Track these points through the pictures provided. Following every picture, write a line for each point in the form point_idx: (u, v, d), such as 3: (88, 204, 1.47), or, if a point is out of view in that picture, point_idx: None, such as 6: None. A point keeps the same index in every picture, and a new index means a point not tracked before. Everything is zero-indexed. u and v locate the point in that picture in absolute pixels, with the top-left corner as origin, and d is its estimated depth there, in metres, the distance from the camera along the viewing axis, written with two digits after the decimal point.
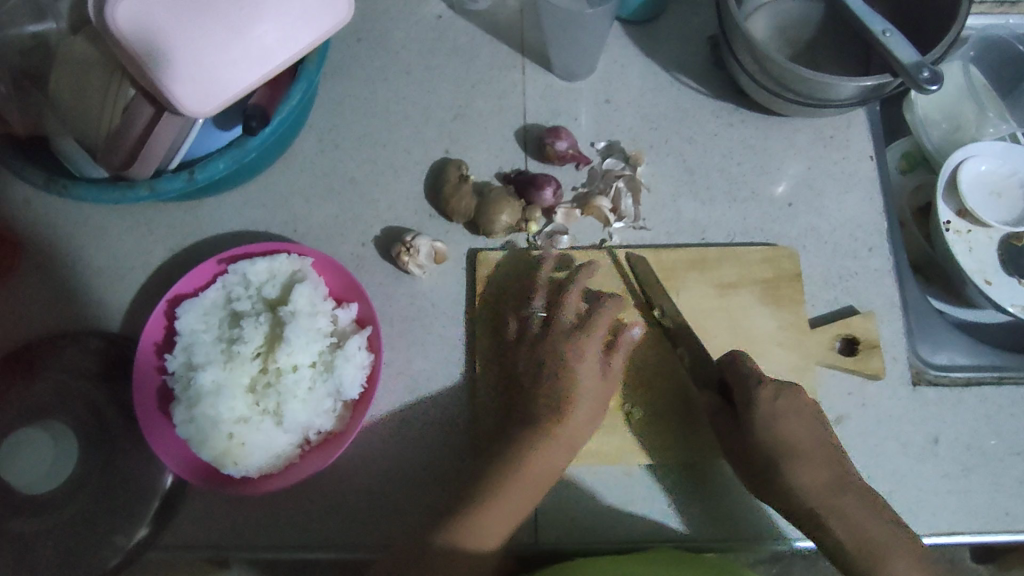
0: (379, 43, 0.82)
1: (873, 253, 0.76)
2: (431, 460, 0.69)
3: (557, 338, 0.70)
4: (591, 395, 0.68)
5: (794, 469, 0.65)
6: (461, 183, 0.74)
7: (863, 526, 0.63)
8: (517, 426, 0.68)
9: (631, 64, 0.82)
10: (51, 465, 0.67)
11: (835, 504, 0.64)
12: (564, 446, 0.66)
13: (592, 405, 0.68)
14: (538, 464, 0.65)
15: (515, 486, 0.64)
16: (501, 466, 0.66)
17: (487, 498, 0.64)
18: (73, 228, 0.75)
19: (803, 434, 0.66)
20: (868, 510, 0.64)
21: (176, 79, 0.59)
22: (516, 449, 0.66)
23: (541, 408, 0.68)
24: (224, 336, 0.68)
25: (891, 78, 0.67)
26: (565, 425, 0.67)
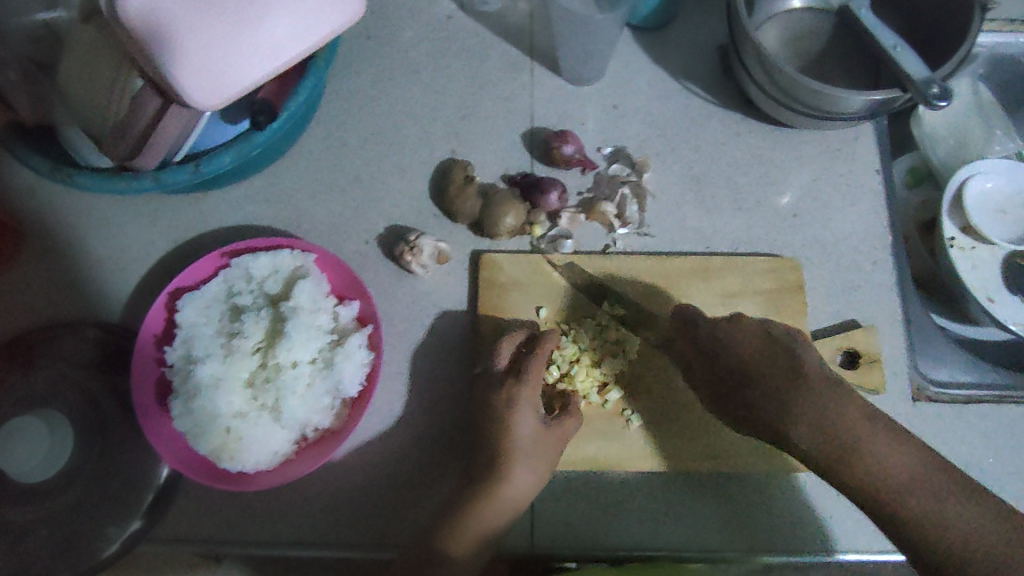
0: (388, 42, 0.82)
1: (877, 266, 0.76)
2: (432, 459, 0.69)
3: (500, 391, 0.66)
4: (525, 446, 0.64)
5: (772, 377, 0.63)
6: (466, 183, 0.74)
7: (839, 424, 0.59)
8: (481, 455, 0.65)
9: (640, 71, 0.82)
10: (46, 457, 0.66)
11: (796, 406, 0.61)
12: (528, 471, 0.63)
13: (529, 457, 0.64)
14: (506, 491, 0.63)
15: (486, 509, 0.62)
16: (472, 487, 0.63)
17: (459, 519, 0.62)
18: (76, 217, 0.75)
19: (752, 342, 0.65)
20: (843, 409, 0.60)
21: (185, 72, 0.59)
22: (480, 477, 0.64)
23: (492, 450, 0.64)
24: (225, 330, 0.68)
25: (900, 93, 0.67)
26: (516, 460, 0.63)
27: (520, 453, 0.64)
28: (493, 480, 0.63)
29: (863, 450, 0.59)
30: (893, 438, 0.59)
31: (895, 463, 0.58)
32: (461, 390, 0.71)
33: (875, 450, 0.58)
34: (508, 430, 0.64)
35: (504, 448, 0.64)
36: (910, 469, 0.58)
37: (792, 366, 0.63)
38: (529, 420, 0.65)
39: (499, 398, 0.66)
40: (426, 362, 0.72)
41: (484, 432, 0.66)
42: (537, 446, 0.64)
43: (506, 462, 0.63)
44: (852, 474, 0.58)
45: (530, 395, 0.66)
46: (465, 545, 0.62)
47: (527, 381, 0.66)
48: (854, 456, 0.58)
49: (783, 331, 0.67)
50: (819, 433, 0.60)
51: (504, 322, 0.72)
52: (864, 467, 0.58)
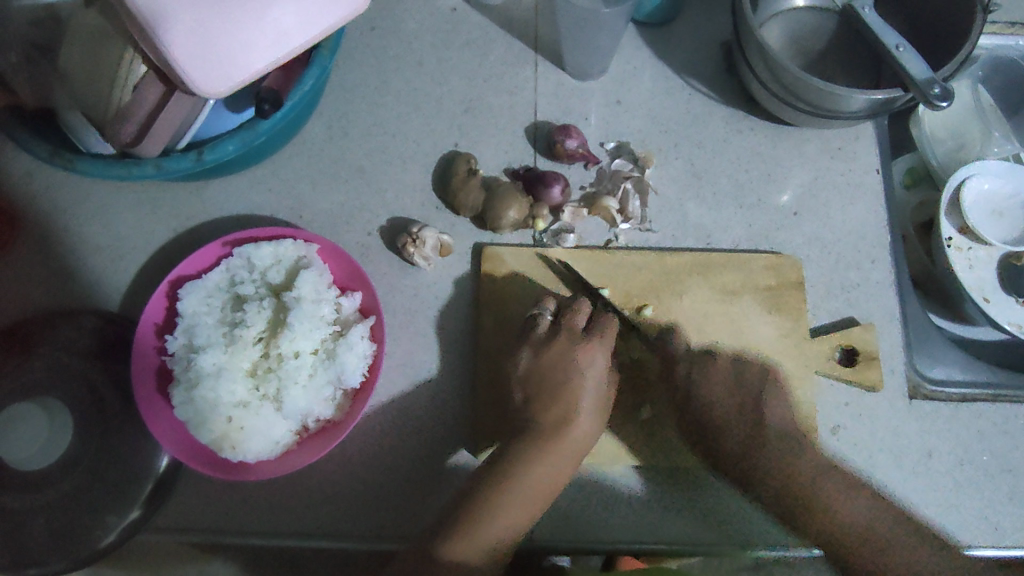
0: (392, 34, 0.81)
1: (876, 265, 0.77)
2: (426, 454, 0.69)
3: (574, 349, 0.67)
4: (596, 397, 0.66)
5: (739, 438, 0.69)
6: (469, 176, 0.74)
7: (801, 491, 0.64)
8: (541, 412, 0.66)
9: (643, 66, 0.82)
10: (45, 443, 0.66)
11: (771, 461, 0.67)
12: (596, 419, 0.65)
13: (597, 408, 0.66)
14: (573, 441, 0.64)
15: (549, 462, 0.63)
16: (528, 446, 0.64)
17: (515, 478, 0.63)
18: (75, 204, 0.74)
19: (726, 398, 0.70)
20: (800, 463, 0.66)
21: (191, 57, 0.59)
22: (540, 434, 0.64)
23: (558, 407, 0.65)
24: (227, 319, 0.68)
25: (902, 93, 0.67)
26: (586, 408, 0.65)
27: (588, 407, 0.66)
28: (558, 436, 0.64)
29: (826, 508, 0.63)
30: (843, 494, 0.64)
31: (848, 514, 0.63)
32: (464, 383, 0.71)
33: (831, 509, 0.63)
34: (581, 380, 0.66)
35: (569, 395, 0.66)
36: (855, 522, 0.62)
37: (756, 411, 0.70)
38: (601, 366, 0.67)
39: (569, 356, 0.67)
40: (429, 356, 0.72)
41: (547, 385, 0.66)
42: (605, 396, 0.67)
43: (572, 422, 0.65)
44: (818, 525, 0.63)
45: (590, 349, 0.66)
46: (502, 523, 0.61)
47: (592, 337, 0.67)
48: (810, 513, 0.63)
49: (757, 375, 0.71)
50: (777, 474, 0.66)
51: (505, 316, 0.72)
52: (825, 522, 0.63)
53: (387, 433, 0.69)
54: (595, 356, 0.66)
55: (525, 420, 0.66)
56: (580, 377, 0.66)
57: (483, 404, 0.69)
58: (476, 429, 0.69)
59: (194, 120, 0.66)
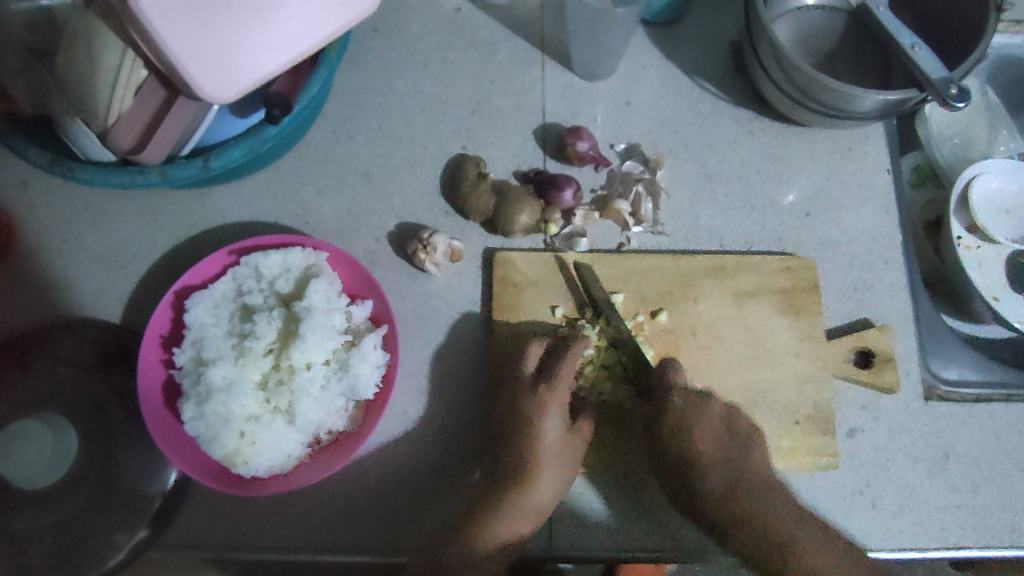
0: (396, 35, 0.80)
1: (889, 266, 0.76)
2: (428, 466, 0.68)
3: (534, 396, 0.66)
4: (553, 451, 0.66)
5: (705, 481, 0.67)
6: (479, 180, 0.72)
7: (776, 530, 0.64)
8: (507, 459, 0.66)
9: (651, 66, 0.81)
10: (48, 461, 0.64)
11: (742, 512, 0.66)
12: (555, 479, 0.65)
13: (557, 462, 0.66)
14: (532, 498, 0.64)
15: (506, 519, 0.64)
16: (497, 496, 0.65)
17: (484, 523, 0.64)
18: (72, 212, 0.72)
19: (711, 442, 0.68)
20: (777, 513, 0.65)
21: (198, 61, 0.57)
22: (504, 482, 0.65)
23: (519, 455, 0.65)
24: (235, 330, 0.66)
25: (916, 93, 0.67)
26: (544, 471, 0.65)
27: (548, 456, 0.66)
28: (517, 493, 0.64)
29: (797, 548, 0.63)
30: (820, 537, 0.64)
31: (823, 566, 0.62)
32: (474, 389, 0.70)
33: (803, 547, 0.63)
34: (540, 433, 0.65)
35: (527, 456, 0.65)
36: (831, 563, 0.62)
37: (738, 464, 0.67)
38: (559, 417, 0.66)
39: (530, 400, 0.66)
40: (443, 363, 0.71)
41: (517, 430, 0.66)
42: (562, 449, 0.66)
43: (529, 476, 0.65)
44: (793, 571, 0.64)
45: (549, 399, 0.66)
46: (487, 550, 0.63)
47: (549, 384, 0.66)
48: (794, 561, 0.63)
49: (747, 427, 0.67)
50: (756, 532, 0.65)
51: (519, 328, 0.71)
52: (798, 570, 0.63)
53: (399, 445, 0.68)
54: (553, 408, 0.66)
55: (499, 466, 0.66)
56: (539, 435, 0.65)
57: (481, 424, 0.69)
58: (472, 453, 0.68)
59: (200, 126, 0.64)
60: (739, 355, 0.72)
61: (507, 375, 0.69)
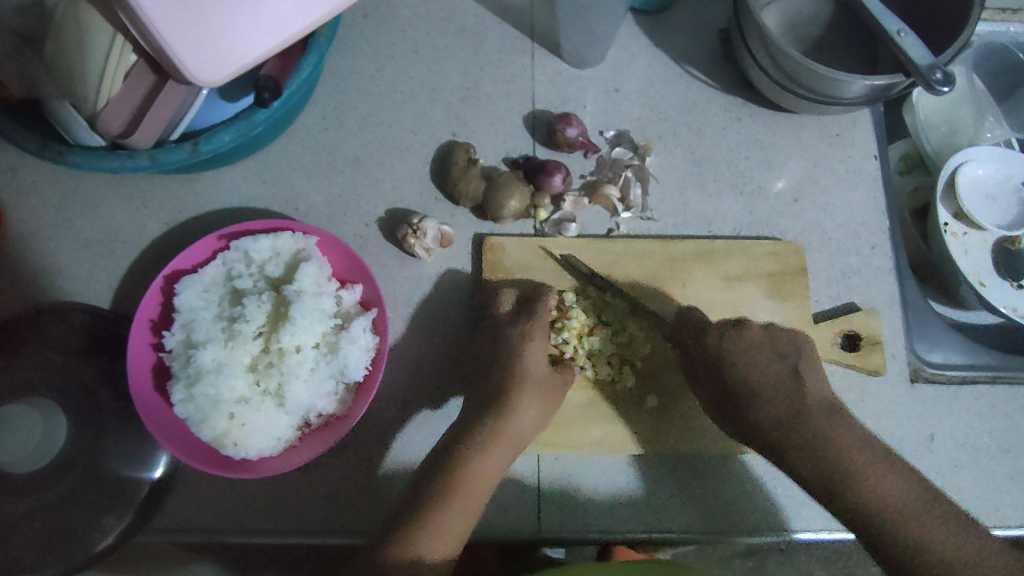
0: (386, 22, 0.80)
1: (876, 251, 0.77)
2: (416, 442, 0.68)
3: (511, 327, 0.66)
4: (535, 378, 0.65)
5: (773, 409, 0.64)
6: (469, 166, 0.73)
7: (835, 452, 0.61)
8: (484, 395, 0.66)
9: (641, 54, 0.81)
10: (37, 445, 0.64)
11: (795, 437, 0.62)
12: (535, 407, 0.64)
13: (537, 390, 0.65)
14: (509, 430, 0.63)
15: (485, 450, 0.62)
16: (473, 431, 0.64)
17: (463, 456, 0.62)
18: (61, 198, 0.72)
19: (759, 370, 0.66)
20: (839, 435, 0.62)
21: (189, 48, 0.58)
22: (488, 409, 0.65)
23: (503, 381, 0.65)
24: (225, 314, 0.66)
25: (902, 78, 0.67)
26: (526, 397, 0.64)
27: (530, 386, 0.65)
28: (496, 417, 0.64)
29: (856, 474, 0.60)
30: (878, 472, 0.60)
31: (882, 491, 0.59)
32: (458, 372, 0.70)
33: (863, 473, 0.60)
34: (519, 360, 0.65)
35: (506, 381, 0.65)
36: (892, 495, 0.59)
37: (795, 399, 0.64)
38: (540, 343, 0.66)
39: (511, 331, 0.66)
40: (432, 348, 0.71)
41: (501, 362, 0.66)
42: (543, 380, 0.66)
43: (512, 401, 0.64)
44: (846, 500, 0.60)
45: (527, 330, 0.66)
46: (462, 482, 0.61)
47: (525, 317, 0.67)
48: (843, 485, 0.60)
49: (792, 347, 0.67)
50: (811, 461, 0.61)
51: None
52: (860, 490, 0.59)
53: (418, 425, 0.69)
54: (534, 336, 0.66)
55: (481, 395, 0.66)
56: (517, 359, 0.66)
57: (463, 382, 0.70)
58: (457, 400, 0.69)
59: (189, 110, 0.64)
60: None
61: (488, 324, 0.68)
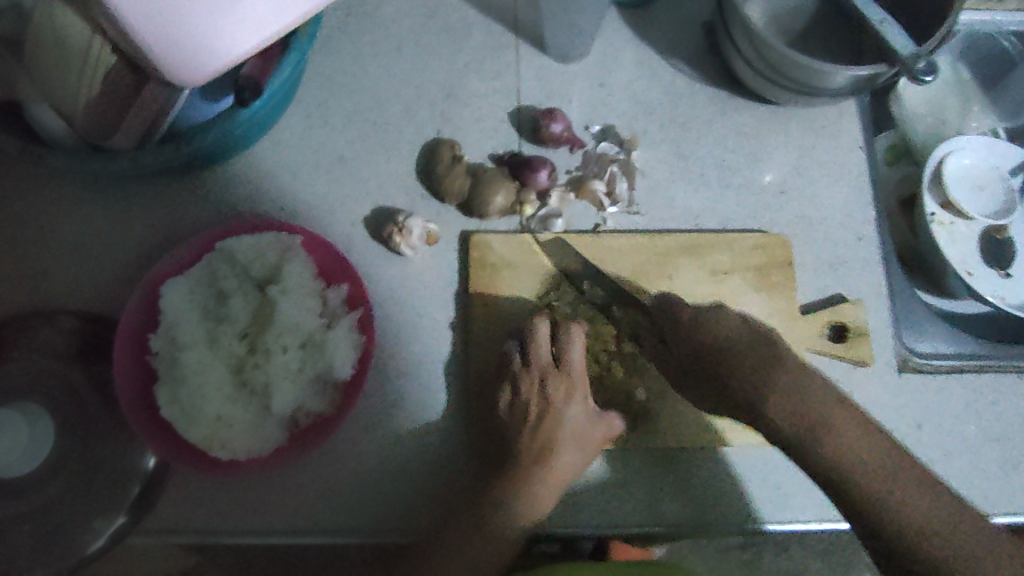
0: (369, 20, 0.79)
1: (863, 242, 0.77)
2: (423, 453, 0.68)
3: (555, 379, 0.67)
4: (575, 429, 0.66)
5: (749, 364, 0.63)
6: (454, 163, 0.73)
7: (821, 432, 0.59)
8: (524, 443, 0.66)
9: (626, 48, 0.81)
10: (26, 448, 0.62)
11: (769, 387, 0.61)
12: (578, 455, 0.65)
13: (576, 442, 0.65)
14: (556, 471, 0.65)
15: (532, 497, 0.64)
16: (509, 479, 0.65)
17: (513, 501, 0.64)
18: (45, 201, 0.72)
19: (735, 333, 0.65)
20: (830, 411, 0.60)
21: (170, 50, 0.57)
22: (523, 463, 0.65)
23: (541, 438, 0.66)
24: (210, 314, 0.66)
25: (886, 68, 0.67)
26: (567, 448, 0.65)
27: (568, 438, 0.65)
28: (543, 469, 0.65)
29: (829, 428, 0.59)
30: (865, 436, 0.59)
31: (839, 443, 0.58)
32: (450, 371, 0.70)
33: (837, 430, 0.59)
34: (563, 417, 0.66)
35: (549, 439, 0.66)
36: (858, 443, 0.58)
37: (765, 348, 0.64)
38: (578, 399, 0.67)
39: (550, 381, 0.67)
40: (421, 347, 0.71)
41: (529, 422, 0.66)
42: (587, 429, 0.66)
43: (555, 459, 0.65)
44: (875, 523, 0.56)
45: (559, 385, 0.67)
46: (512, 530, 0.63)
47: (560, 371, 0.67)
48: (823, 436, 0.59)
49: (771, 328, 0.66)
50: (792, 417, 0.60)
51: (498, 310, 0.71)
52: (884, 511, 0.56)
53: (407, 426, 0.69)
54: (569, 391, 0.67)
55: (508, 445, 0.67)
56: (559, 417, 0.66)
57: (473, 398, 0.69)
58: (461, 426, 0.69)
59: (175, 105, 0.63)
60: None
61: (507, 351, 0.69)
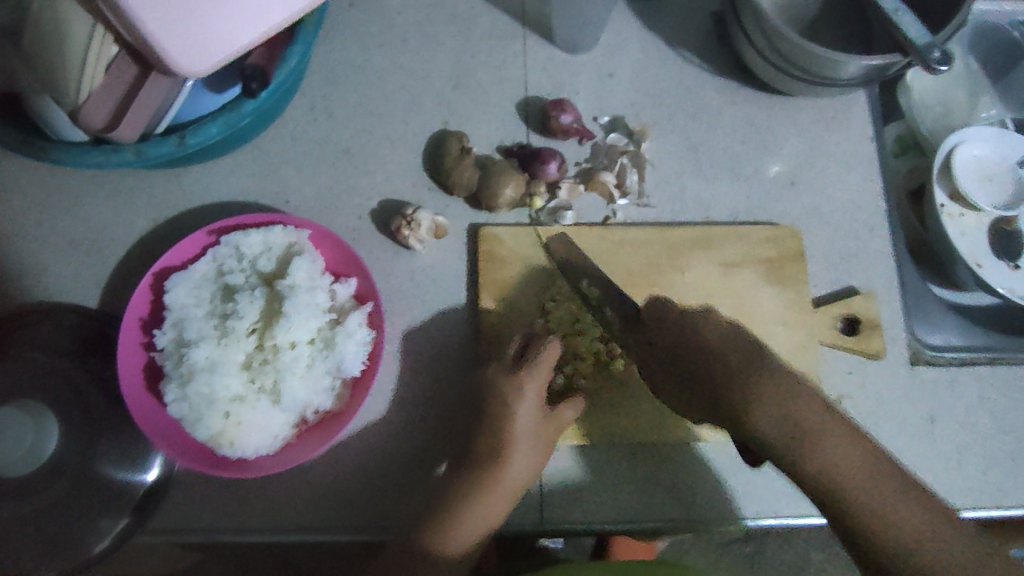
0: (374, 9, 0.78)
1: (874, 234, 0.76)
2: (403, 452, 0.67)
3: (508, 378, 0.63)
4: (527, 431, 0.63)
5: (728, 364, 0.54)
6: (462, 155, 0.71)
7: (798, 415, 0.50)
8: (479, 444, 0.63)
9: (634, 38, 0.80)
10: (27, 451, 0.62)
11: (757, 391, 0.52)
12: (530, 457, 0.63)
13: (530, 444, 0.63)
14: (507, 477, 0.62)
15: (481, 501, 0.61)
16: (467, 479, 0.62)
17: (463, 502, 0.61)
18: (45, 197, 0.70)
19: (712, 331, 0.56)
20: (798, 393, 0.51)
21: (173, 41, 0.56)
22: (476, 466, 0.62)
23: (493, 439, 0.62)
24: (217, 311, 0.65)
25: (900, 58, 0.66)
26: (517, 449, 0.62)
27: (520, 440, 0.62)
28: (493, 472, 0.62)
29: (817, 440, 0.49)
30: (843, 432, 0.50)
31: (887, 506, 0.48)
32: (445, 372, 0.69)
33: (824, 440, 0.49)
34: (511, 419, 0.62)
35: (501, 438, 0.62)
36: (851, 456, 0.49)
37: (739, 334, 0.56)
38: (532, 398, 0.63)
39: (502, 385, 0.63)
40: (421, 346, 0.70)
41: (484, 425, 0.63)
42: (539, 430, 0.64)
43: (497, 464, 0.62)
44: (808, 471, 0.49)
45: (522, 386, 0.63)
46: (466, 530, 0.61)
47: (524, 369, 0.63)
48: (843, 499, 0.48)
49: (737, 311, 0.59)
50: (780, 421, 0.50)
51: (507, 303, 0.70)
52: (822, 453, 0.49)
53: (416, 424, 0.68)
54: (528, 392, 0.63)
55: (464, 450, 0.65)
56: (511, 418, 0.62)
57: (458, 391, 0.69)
58: (447, 421, 0.68)
59: (173, 102, 0.63)
60: (729, 324, 0.72)
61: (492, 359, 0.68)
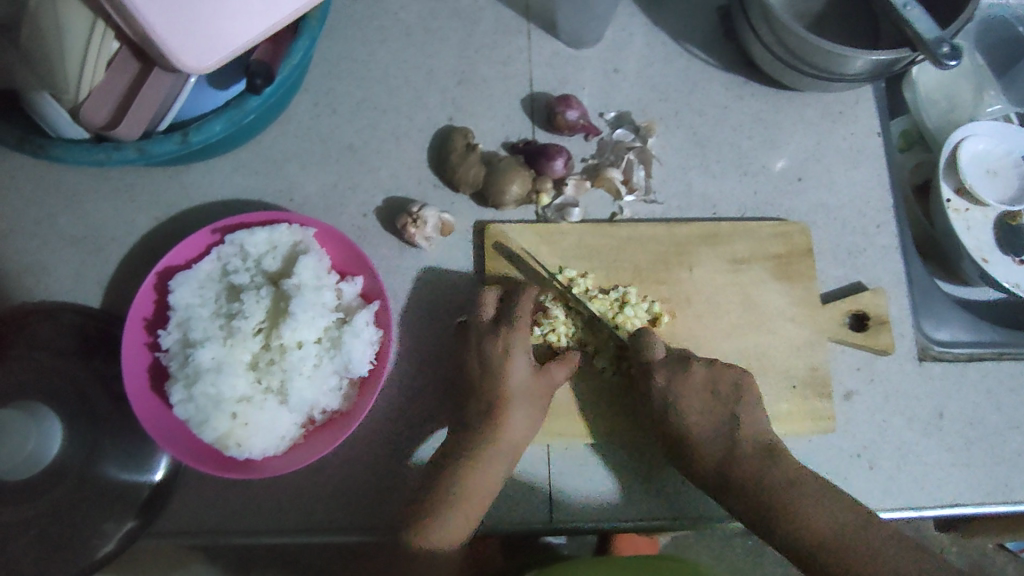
0: (376, 4, 0.77)
1: (881, 229, 0.76)
2: (399, 444, 0.67)
3: (494, 339, 0.65)
4: (522, 389, 0.64)
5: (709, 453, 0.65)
6: (468, 151, 0.71)
7: (769, 490, 0.63)
8: (475, 404, 0.65)
9: (639, 32, 0.79)
10: (27, 456, 0.60)
11: (735, 480, 0.64)
12: (526, 419, 0.64)
13: (527, 401, 0.64)
14: (505, 437, 0.63)
15: (480, 467, 0.63)
16: (466, 446, 0.64)
17: (464, 467, 0.63)
18: (45, 194, 0.69)
19: (695, 410, 0.66)
20: (771, 473, 0.63)
21: (176, 36, 0.55)
22: (473, 431, 0.64)
23: (488, 398, 0.65)
24: (223, 310, 0.64)
25: (907, 52, 0.66)
26: (514, 408, 0.64)
27: (518, 396, 0.64)
28: (489, 435, 0.63)
29: (788, 510, 0.61)
30: (816, 496, 0.62)
31: (816, 522, 0.61)
32: (445, 371, 0.69)
33: (796, 508, 0.61)
34: (505, 377, 0.64)
35: (495, 399, 0.64)
36: (825, 518, 0.61)
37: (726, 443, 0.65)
38: (522, 357, 0.65)
39: (491, 345, 0.65)
40: (412, 332, 0.70)
41: (484, 392, 0.65)
42: (531, 391, 0.64)
43: (494, 417, 0.64)
44: (786, 534, 0.61)
45: (508, 339, 0.65)
46: (461, 501, 0.62)
47: (509, 325, 0.66)
48: (783, 518, 0.61)
49: (730, 385, 0.66)
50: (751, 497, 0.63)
51: None
52: (798, 526, 0.61)
53: (419, 418, 0.67)
54: (515, 348, 0.65)
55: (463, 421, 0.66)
56: (504, 375, 0.64)
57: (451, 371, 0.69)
58: (446, 410, 0.68)
59: (176, 99, 0.61)
60: (735, 320, 0.72)
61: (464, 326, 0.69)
